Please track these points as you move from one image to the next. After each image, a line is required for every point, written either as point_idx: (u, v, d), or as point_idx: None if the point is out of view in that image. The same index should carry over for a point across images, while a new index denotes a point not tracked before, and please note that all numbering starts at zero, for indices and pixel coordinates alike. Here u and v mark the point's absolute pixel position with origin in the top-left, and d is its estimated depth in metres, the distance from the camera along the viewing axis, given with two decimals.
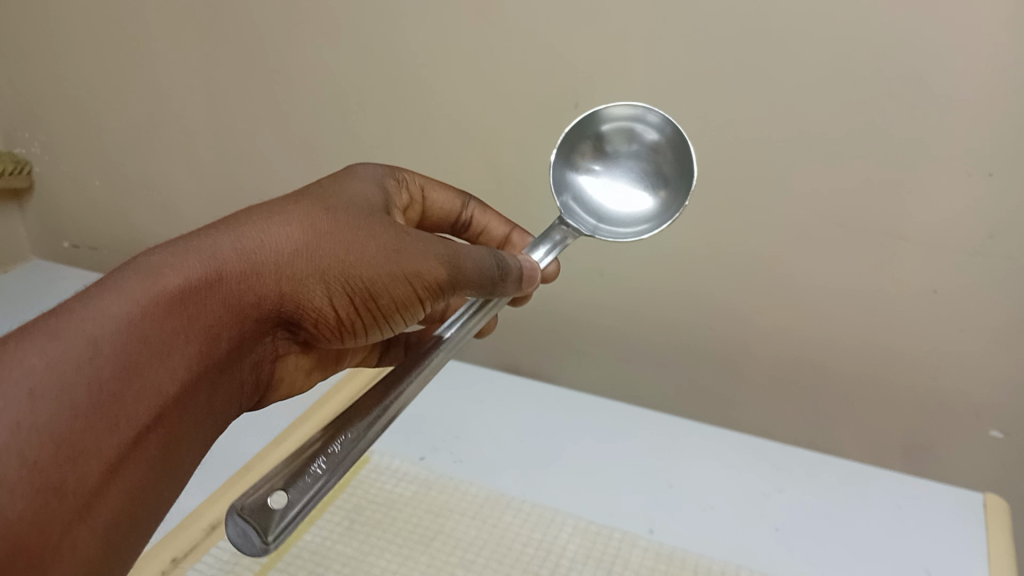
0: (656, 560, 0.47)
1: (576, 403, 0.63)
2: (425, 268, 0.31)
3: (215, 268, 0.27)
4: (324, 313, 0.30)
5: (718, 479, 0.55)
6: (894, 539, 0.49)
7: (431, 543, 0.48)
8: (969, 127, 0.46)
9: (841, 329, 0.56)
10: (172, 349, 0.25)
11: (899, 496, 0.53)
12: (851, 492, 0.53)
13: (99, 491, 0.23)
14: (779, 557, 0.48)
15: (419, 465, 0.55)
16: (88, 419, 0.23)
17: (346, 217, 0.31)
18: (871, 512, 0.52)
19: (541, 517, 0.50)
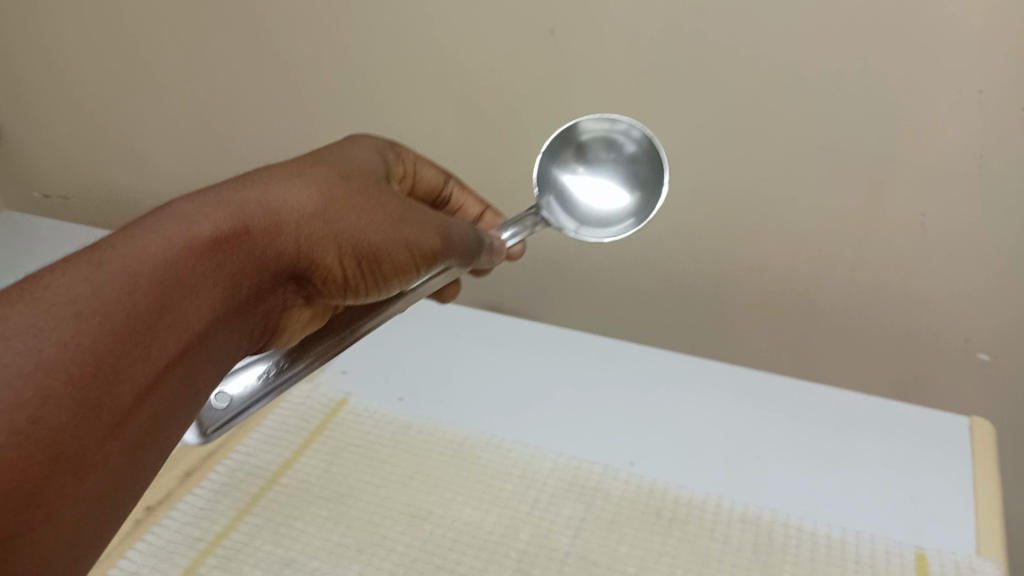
0: (637, 493, 0.47)
1: (558, 336, 0.63)
2: (425, 241, 0.31)
3: (244, 215, 0.26)
4: (334, 275, 0.30)
5: (700, 410, 0.54)
6: (877, 466, 0.49)
7: (411, 483, 0.48)
8: (959, 44, 0.43)
9: (830, 260, 0.55)
10: (203, 287, 0.24)
11: (883, 421, 0.52)
12: (836, 418, 0.53)
13: (128, 417, 0.22)
14: (759, 487, 0.47)
15: (398, 407, 0.55)
16: (122, 347, 0.22)
17: (359, 181, 0.31)
18: (853, 439, 0.51)
19: (521, 455, 0.50)
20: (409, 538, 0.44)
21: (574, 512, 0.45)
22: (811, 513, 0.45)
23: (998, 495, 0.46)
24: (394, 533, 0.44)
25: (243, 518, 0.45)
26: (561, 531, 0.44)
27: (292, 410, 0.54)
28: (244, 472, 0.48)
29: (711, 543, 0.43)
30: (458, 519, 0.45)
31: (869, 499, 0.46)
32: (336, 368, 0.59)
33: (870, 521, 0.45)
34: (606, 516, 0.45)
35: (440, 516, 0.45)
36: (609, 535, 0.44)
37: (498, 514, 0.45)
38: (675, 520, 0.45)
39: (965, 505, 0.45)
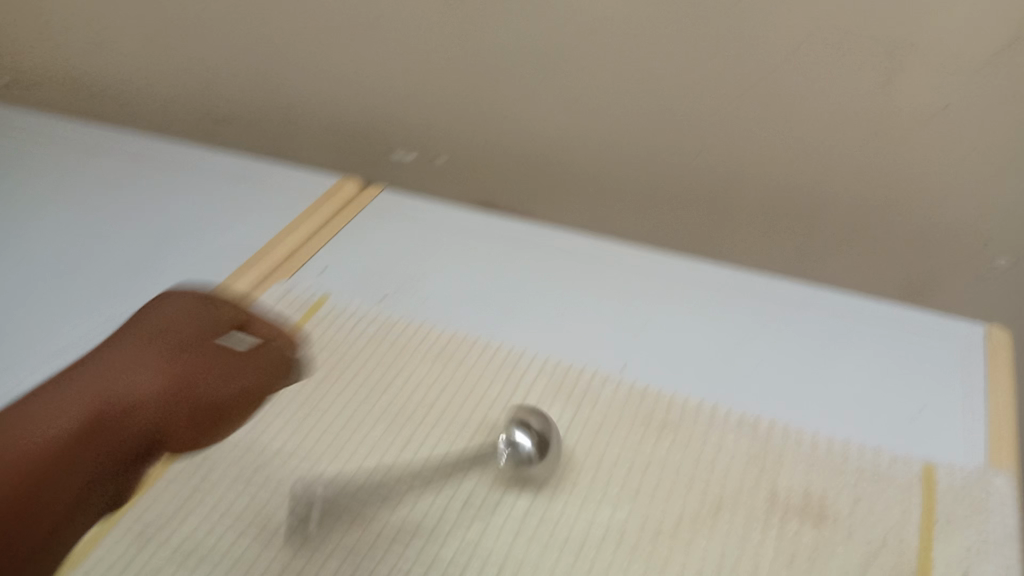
0: (623, 400, 0.42)
1: (538, 235, 0.57)
2: (280, 377, 0.32)
3: (104, 406, 0.26)
4: (205, 442, 0.30)
5: (682, 314, 0.49)
6: (884, 380, 0.43)
7: (396, 385, 0.42)
8: None
9: (829, 155, 0.51)
10: (78, 474, 0.25)
11: (891, 330, 0.47)
12: (838, 328, 0.47)
13: (28, 558, 0.23)
14: (753, 397, 0.42)
15: (377, 309, 0.48)
16: (13, 519, 0.23)
17: (206, 322, 0.31)
18: (856, 350, 0.45)
19: (497, 359, 0.44)
20: (351, 453, 0.38)
21: (567, 420, 0.40)
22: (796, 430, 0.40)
23: (1014, 418, 0.41)
24: (325, 439, 0.38)
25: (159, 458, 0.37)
26: (503, 436, 0.39)
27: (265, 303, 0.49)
28: None
29: (701, 449, 0.39)
30: (395, 433, 0.39)
31: (874, 416, 0.41)
32: (317, 266, 0.52)
33: (865, 440, 0.39)
34: (624, 437, 0.39)
35: (430, 438, 0.38)
36: (589, 436, 0.39)
37: (465, 445, 0.38)
38: (666, 427, 0.40)
39: (979, 429, 0.40)
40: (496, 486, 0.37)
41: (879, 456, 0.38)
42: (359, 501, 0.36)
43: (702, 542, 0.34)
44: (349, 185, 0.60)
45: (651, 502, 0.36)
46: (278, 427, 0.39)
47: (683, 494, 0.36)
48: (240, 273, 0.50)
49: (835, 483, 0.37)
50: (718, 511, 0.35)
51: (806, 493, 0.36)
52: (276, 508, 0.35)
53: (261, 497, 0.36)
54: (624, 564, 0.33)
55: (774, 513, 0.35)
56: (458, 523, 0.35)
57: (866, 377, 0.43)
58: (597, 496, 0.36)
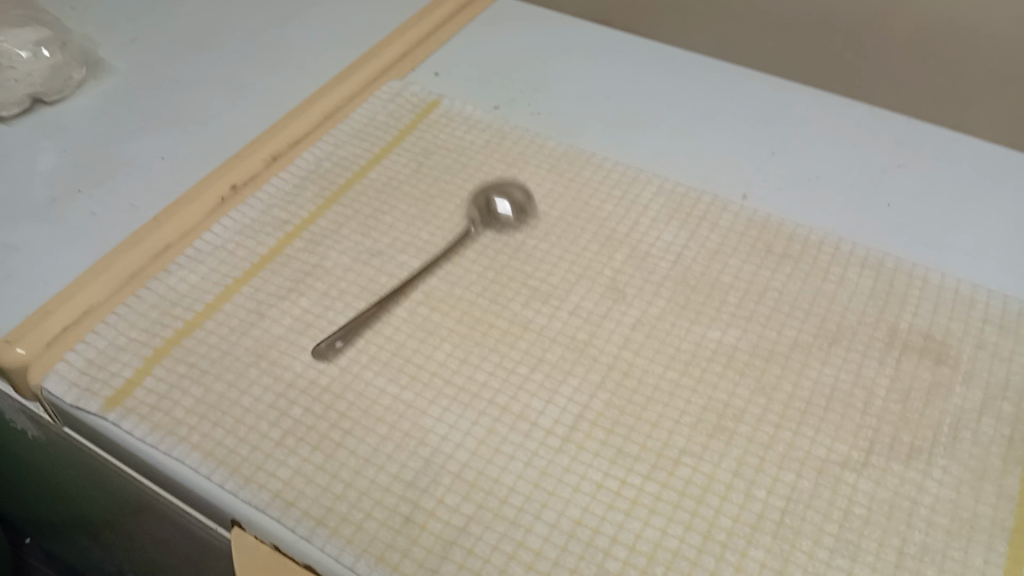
0: (748, 225, 0.51)
1: (690, 67, 0.64)
2: None
3: None
4: None
5: (772, 137, 0.57)
6: (983, 224, 0.51)
7: (578, 178, 0.54)
8: None
9: None
10: None
11: (997, 183, 0.54)
12: (944, 170, 0.55)
13: None
14: (862, 229, 0.51)
15: (493, 114, 0.59)
16: None
17: None
18: (965, 191, 0.53)
19: (623, 175, 0.54)
20: (533, 243, 0.50)
21: (721, 254, 0.49)
22: (888, 245, 0.50)
23: None
24: (512, 264, 0.49)
25: (288, 246, 0.49)
26: (660, 254, 0.49)
27: (385, 105, 0.59)
28: (333, 163, 0.54)
29: (824, 283, 0.47)
30: (561, 239, 0.50)
31: (977, 261, 0.49)
32: (431, 70, 0.63)
33: (945, 239, 0.50)
34: (764, 268, 0.48)
35: (616, 432, 0.40)
36: (713, 263, 0.48)
37: (621, 427, 0.41)
38: (786, 257, 0.49)
39: None
40: (638, 326, 0.45)
41: (951, 279, 0.47)
42: (541, 319, 0.46)
43: (823, 380, 0.42)
44: None
45: (777, 330, 0.45)
46: (481, 253, 0.49)
47: (801, 324, 0.45)
48: (356, 68, 0.61)
49: (943, 311, 0.46)
50: (833, 345, 0.44)
51: (928, 335, 0.45)
52: (483, 331, 0.45)
53: (489, 298, 0.47)
54: (766, 427, 0.40)
55: (894, 351, 0.44)
56: (632, 368, 0.43)
57: (944, 187, 0.53)
58: (728, 318, 0.45)
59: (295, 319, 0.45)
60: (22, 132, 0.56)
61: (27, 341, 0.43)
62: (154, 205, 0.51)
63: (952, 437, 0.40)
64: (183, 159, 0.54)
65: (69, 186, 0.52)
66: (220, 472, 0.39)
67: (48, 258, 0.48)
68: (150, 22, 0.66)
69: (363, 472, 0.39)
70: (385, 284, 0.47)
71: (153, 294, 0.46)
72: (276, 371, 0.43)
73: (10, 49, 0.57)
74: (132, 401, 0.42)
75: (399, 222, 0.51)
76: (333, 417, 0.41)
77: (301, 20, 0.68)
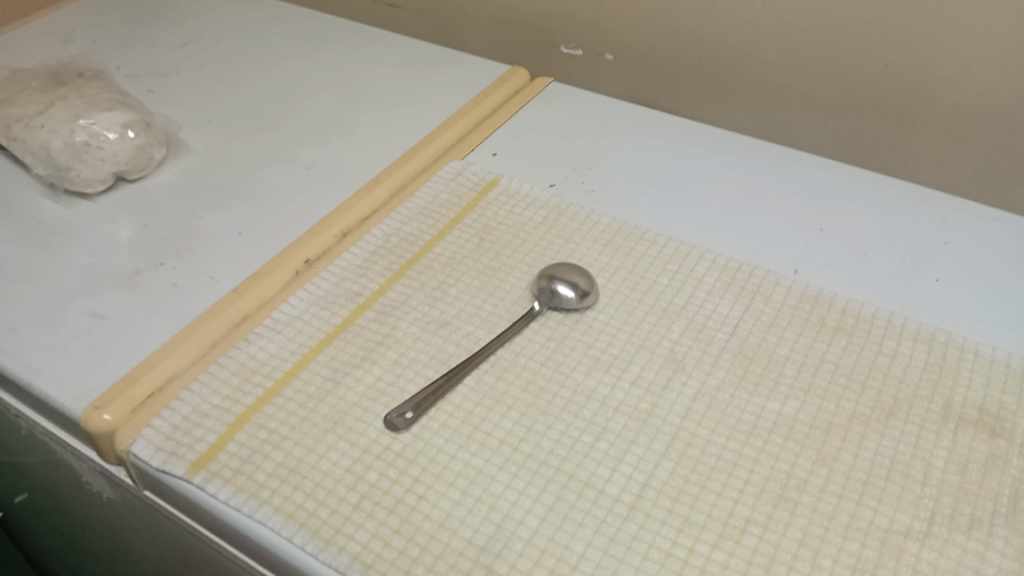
0: (800, 299, 0.52)
1: (730, 144, 0.67)
2: None
3: None
4: None
5: (818, 213, 0.60)
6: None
7: (633, 253, 0.56)
8: None
9: (933, 101, 0.59)
10: None
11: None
12: (978, 242, 0.57)
13: None
14: (912, 305, 0.52)
15: (549, 192, 0.62)
16: None
17: None
18: (1004, 263, 0.55)
19: (676, 252, 0.56)
20: (593, 314, 0.52)
21: (773, 326, 0.51)
22: (938, 320, 0.51)
23: None
24: (573, 334, 0.51)
25: (359, 317, 0.52)
26: (716, 327, 0.51)
27: (447, 183, 0.62)
28: (399, 240, 0.58)
29: (877, 357, 0.49)
30: (619, 311, 0.52)
31: (1022, 332, 0.50)
32: (488, 150, 0.67)
33: (993, 315, 0.52)
34: (816, 340, 0.50)
35: (673, 497, 0.42)
36: (767, 336, 0.50)
37: (683, 493, 0.42)
38: (839, 330, 0.50)
39: None
40: (698, 397, 0.47)
41: (1003, 353, 0.49)
42: (604, 388, 0.47)
43: (882, 451, 0.44)
44: (521, 71, 0.76)
45: (834, 402, 0.46)
46: (544, 324, 0.51)
47: (857, 397, 0.46)
48: (418, 149, 0.66)
49: (995, 385, 0.47)
50: (890, 418, 0.45)
51: (982, 408, 0.46)
52: (548, 399, 0.47)
53: (552, 367, 0.49)
54: (828, 498, 0.42)
55: (949, 424, 0.45)
56: (694, 438, 0.44)
57: (990, 263, 0.55)
58: (785, 391, 0.47)
59: (368, 387, 0.47)
60: (110, 212, 0.61)
61: (116, 406, 0.46)
62: (233, 277, 0.55)
63: (1011, 508, 0.41)
64: (259, 235, 0.58)
65: (153, 260, 0.56)
66: (300, 534, 0.41)
67: (134, 326, 0.51)
68: (226, 110, 0.72)
69: (438, 536, 0.40)
70: (453, 353, 0.49)
71: (233, 362, 0.49)
72: (351, 437, 0.45)
73: (98, 131, 0.62)
74: (216, 464, 0.44)
75: (464, 294, 0.53)
76: (407, 482, 0.43)
77: (363, 105, 0.72)
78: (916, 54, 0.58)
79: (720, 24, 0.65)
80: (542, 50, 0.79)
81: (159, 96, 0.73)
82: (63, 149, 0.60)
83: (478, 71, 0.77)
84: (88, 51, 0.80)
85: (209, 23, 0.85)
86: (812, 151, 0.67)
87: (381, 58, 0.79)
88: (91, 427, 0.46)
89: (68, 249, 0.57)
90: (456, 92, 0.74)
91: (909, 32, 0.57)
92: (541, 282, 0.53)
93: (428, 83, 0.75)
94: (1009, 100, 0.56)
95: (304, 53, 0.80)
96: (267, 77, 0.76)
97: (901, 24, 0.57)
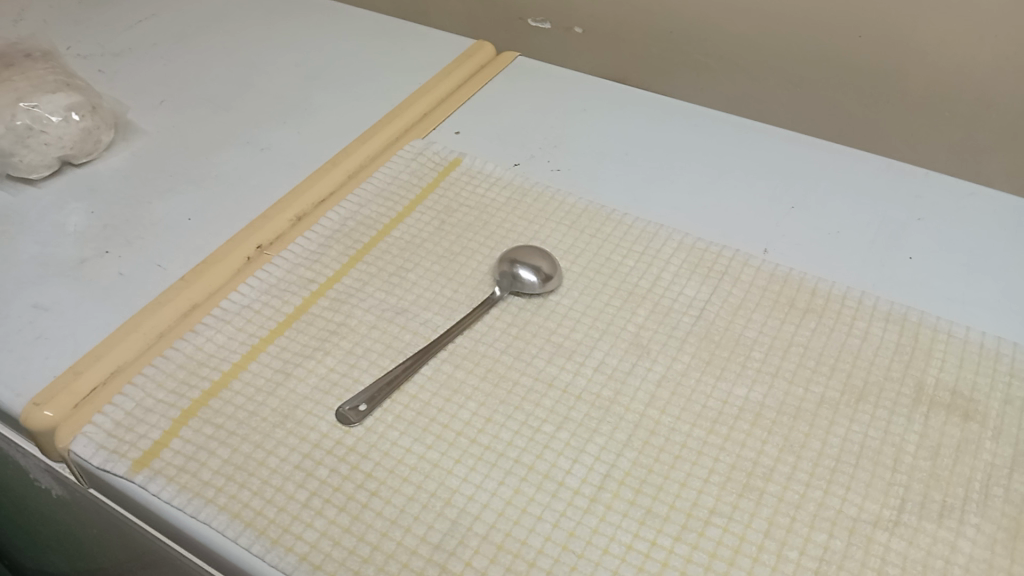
0: (771, 280, 0.51)
1: (702, 119, 0.65)
2: None
3: None
4: None
5: (791, 189, 0.58)
6: (1000, 274, 0.51)
7: (598, 233, 0.54)
8: None
9: (908, 74, 0.57)
10: None
11: (1008, 229, 0.54)
12: (954, 218, 0.55)
13: None
14: (884, 285, 0.51)
15: (513, 171, 0.60)
16: None
17: None
18: (977, 239, 0.54)
19: (644, 232, 0.55)
20: (555, 299, 0.50)
21: (740, 308, 0.49)
22: (912, 300, 0.50)
23: None
24: (535, 320, 0.49)
25: (312, 305, 0.50)
26: (683, 310, 0.49)
27: (407, 164, 0.60)
28: (357, 223, 0.56)
29: (849, 339, 0.47)
30: (582, 295, 0.50)
31: (996, 312, 0.49)
32: (452, 129, 0.64)
33: (968, 293, 0.50)
34: (786, 322, 0.48)
35: (640, 491, 0.40)
36: (736, 318, 0.48)
37: (648, 487, 0.40)
38: (809, 311, 0.49)
39: None
40: (663, 383, 0.45)
41: (977, 333, 0.47)
42: (566, 375, 0.45)
43: (851, 437, 0.42)
44: (487, 46, 0.73)
45: (804, 387, 0.44)
46: (505, 310, 0.49)
47: (827, 381, 0.45)
48: (378, 128, 0.63)
49: (969, 366, 0.45)
50: (861, 402, 0.44)
51: (955, 391, 0.44)
52: (507, 388, 0.45)
53: (512, 355, 0.47)
54: (796, 486, 0.40)
55: (921, 407, 0.43)
56: (658, 427, 0.43)
57: (964, 240, 0.54)
58: (753, 375, 0.45)
59: (320, 379, 0.45)
60: (57, 198, 0.58)
61: (57, 403, 0.44)
62: (182, 265, 0.53)
63: (983, 494, 0.39)
64: (211, 220, 0.56)
65: (100, 248, 0.54)
66: (246, 535, 0.39)
67: (77, 318, 0.49)
68: (181, 91, 0.69)
69: (390, 534, 0.39)
70: (410, 342, 0.47)
71: (180, 355, 0.47)
72: (301, 432, 0.43)
73: (41, 114, 0.59)
74: (159, 462, 0.42)
75: (423, 279, 0.51)
76: (359, 478, 0.41)
77: (323, 83, 0.70)
78: (890, 25, 0.56)
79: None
80: (510, 24, 0.76)
81: (112, 78, 0.71)
82: (4, 135, 0.58)
83: (442, 46, 0.74)
84: (37, 30, 0.77)
85: (165, 0, 0.82)
86: (786, 125, 0.66)
87: (342, 33, 0.77)
88: (31, 425, 0.44)
89: (13, 238, 0.55)
90: (419, 67, 0.71)
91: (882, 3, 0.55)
92: (502, 266, 0.51)
93: (390, 59, 0.73)
94: (986, 71, 0.54)
95: (263, 30, 0.78)
96: (224, 55, 0.74)
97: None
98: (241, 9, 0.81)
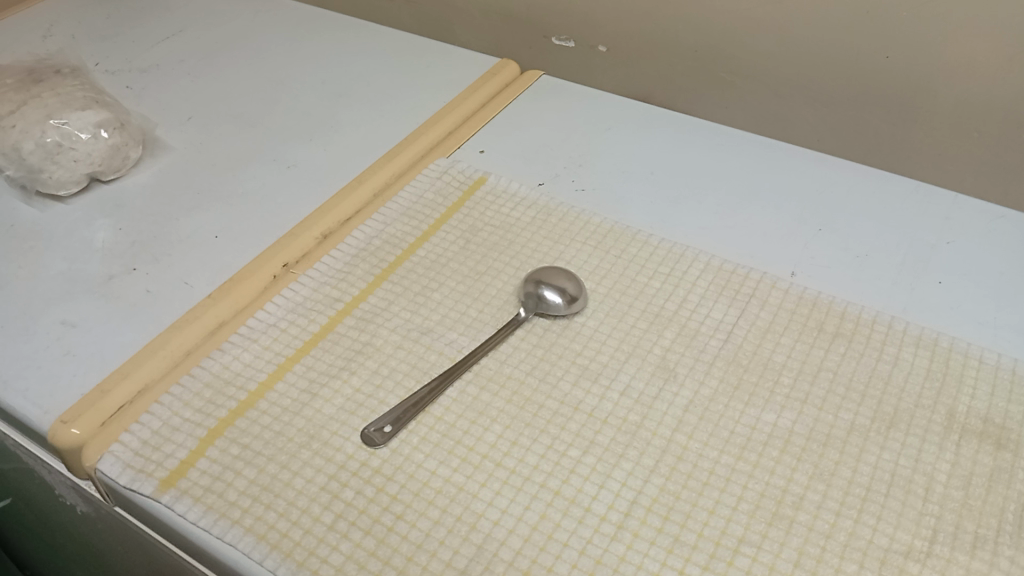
0: (799, 302, 0.50)
1: (727, 139, 0.65)
2: None
3: None
4: None
5: (817, 211, 0.58)
6: None
7: (623, 254, 0.54)
8: None
9: (934, 94, 0.57)
10: None
11: None
12: (983, 240, 0.55)
13: None
14: (914, 308, 0.50)
15: (538, 191, 0.60)
16: None
17: None
18: (1007, 261, 0.53)
19: (670, 253, 0.54)
20: (581, 320, 0.50)
21: (767, 331, 0.49)
22: (942, 325, 0.49)
23: None
24: (561, 341, 0.48)
25: (338, 324, 0.50)
26: (710, 333, 0.49)
27: (432, 182, 0.60)
28: (382, 241, 0.56)
29: (879, 364, 0.46)
30: (608, 317, 0.50)
31: None
32: (476, 147, 0.65)
33: (999, 318, 0.49)
34: (815, 347, 0.48)
35: (666, 519, 0.39)
36: (764, 343, 0.48)
37: (675, 515, 0.40)
38: (838, 336, 0.48)
39: None
40: (690, 408, 0.44)
41: (1008, 360, 0.46)
42: (593, 399, 0.45)
43: (882, 465, 0.41)
44: (511, 64, 0.73)
45: (833, 413, 0.44)
46: (530, 331, 0.49)
47: (857, 408, 0.44)
48: (403, 146, 0.64)
49: (1001, 394, 0.45)
50: (892, 429, 0.43)
51: (987, 419, 0.43)
52: (533, 411, 0.45)
53: (538, 377, 0.46)
54: (826, 515, 0.39)
55: (953, 435, 0.43)
56: (686, 453, 0.42)
57: (994, 263, 0.53)
58: (781, 401, 0.45)
59: (346, 399, 0.45)
60: (85, 215, 0.59)
61: (84, 420, 0.44)
62: (208, 282, 0.53)
63: (1017, 526, 0.39)
64: (237, 238, 0.56)
65: (127, 265, 0.54)
66: (272, 557, 0.39)
67: (105, 335, 0.50)
68: (208, 108, 0.70)
69: (416, 558, 0.38)
70: (436, 362, 0.47)
71: (206, 373, 0.47)
72: (327, 453, 0.43)
73: (71, 131, 0.60)
74: (186, 481, 0.42)
75: (447, 299, 0.51)
76: (384, 500, 0.41)
77: (347, 101, 0.70)
78: (918, 46, 0.55)
79: (715, 14, 0.63)
80: (534, 42, 0.76)
81: (140, 94, 0.71)
82: (34, 151, 0.58)
83: (466, 64, 0.74)
84: (67, 46, 0.78)
85: (193, 17, 0.83)
86: (811, 145, 0.65)
87: (368, 51, 0.77)
88: (59, 442, 0.44)
89: (41, 254, 0.56)
90: (444, 85, 0.71)
91: (911, 23, 0.54)
92: (527, 287, 0.51)
93: (415, 77, 0.73)
94: (1015, 93, 0.54)
95: (289, 46, 0.78)
96: (251, 71, 0.74)
97: (901, 14, 0.54)
98: (266, 26, 0.81)
